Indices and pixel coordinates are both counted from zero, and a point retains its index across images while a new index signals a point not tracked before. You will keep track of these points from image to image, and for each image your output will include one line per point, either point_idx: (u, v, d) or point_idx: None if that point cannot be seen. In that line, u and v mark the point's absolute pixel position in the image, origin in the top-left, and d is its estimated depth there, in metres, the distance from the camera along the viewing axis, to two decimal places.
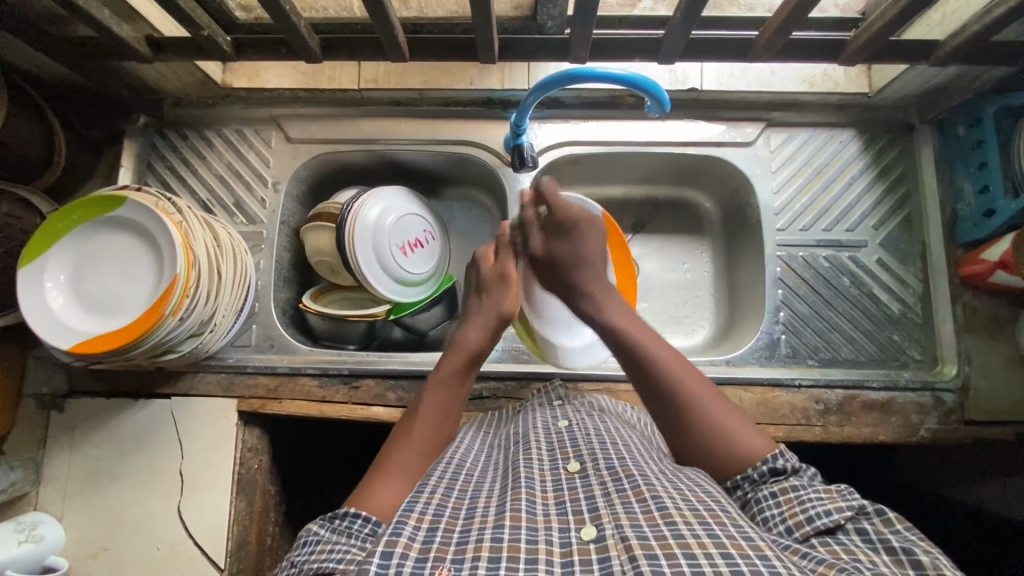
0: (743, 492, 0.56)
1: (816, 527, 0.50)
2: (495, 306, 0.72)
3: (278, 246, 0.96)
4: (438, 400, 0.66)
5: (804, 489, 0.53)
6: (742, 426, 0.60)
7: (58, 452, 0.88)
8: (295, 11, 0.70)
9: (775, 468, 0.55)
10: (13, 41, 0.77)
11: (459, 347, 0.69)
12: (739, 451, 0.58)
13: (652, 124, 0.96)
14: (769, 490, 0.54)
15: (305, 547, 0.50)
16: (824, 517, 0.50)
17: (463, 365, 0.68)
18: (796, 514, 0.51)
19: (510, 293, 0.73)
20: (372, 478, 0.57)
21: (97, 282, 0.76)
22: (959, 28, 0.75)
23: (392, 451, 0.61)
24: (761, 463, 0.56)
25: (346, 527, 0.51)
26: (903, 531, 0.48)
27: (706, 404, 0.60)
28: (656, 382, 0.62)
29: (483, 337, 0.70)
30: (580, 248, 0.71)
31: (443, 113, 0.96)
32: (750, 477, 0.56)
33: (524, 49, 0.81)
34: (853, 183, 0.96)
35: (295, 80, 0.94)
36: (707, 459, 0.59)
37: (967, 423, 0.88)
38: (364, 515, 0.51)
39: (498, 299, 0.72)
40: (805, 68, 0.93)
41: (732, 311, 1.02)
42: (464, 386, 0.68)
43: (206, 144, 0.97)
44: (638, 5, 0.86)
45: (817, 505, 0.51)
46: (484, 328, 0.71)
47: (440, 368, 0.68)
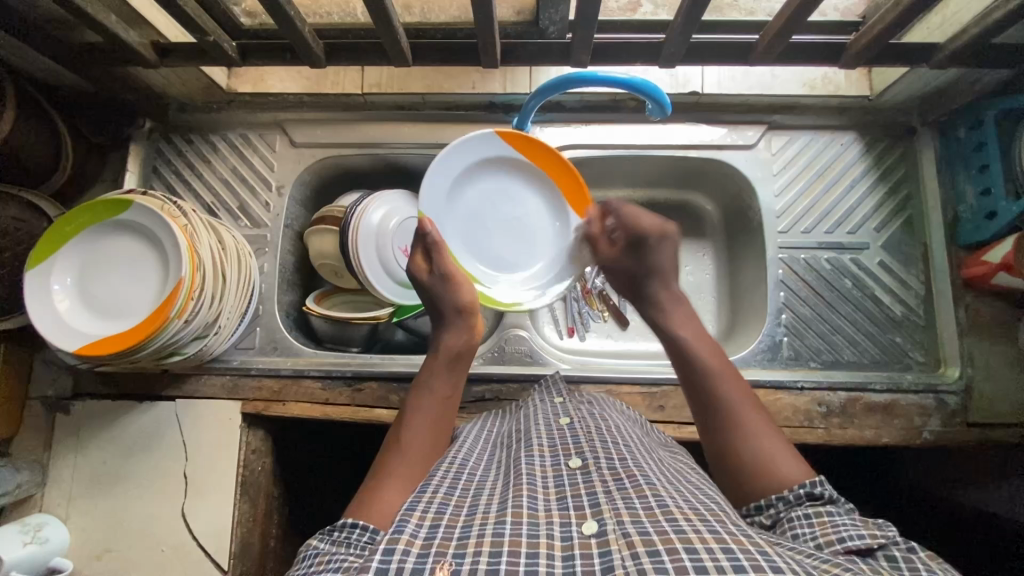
0: (776, 510, 0.56)
1: (847, 546, 0.49)
2: (451, 302, 0.73)
3: (282, 250, 0.96)
4: (430, 402, 0.68)
5: (839, 515, 0.52)
6: (780, 455, 0.60)
7: (64, 454, 0.89)
8: (300, 16, 0.71)
9: (813, 493, 0.55)
10: (21, 45, 0.78)
11: (441, 350, 0.72)
12: (772, 475, 0.58)
13: (654, 127, 0.96)
14: (803, 512, 0.54)
15: (304, 562, 0.50)
16: (857, 538, 0.49)
17: (444, 365, 0.71)
18: (829, 535, 0.51)
19: (458, 286, 0.74)
20: (370, 489, 0.58)
21: (100, 287, 0.77)
22: (960, 30, 0.76)
23: (390, 457, 0.62)
24: (797, 487, 0.56)
25: (345, 537, 0.51)
26: (934, 565, 0.45)
27: (742, 426, 0.62)
28: (708, 394, 0.65)
29: (459, 336, 0.73)
30: (659, 260, 0.74)
31: (445, 117, 0.97)
32: (784, 498, 0.56)
33: (525, 53, 0.82)
34: (854, 185, 0.96)
35: (300, 84, 0.96)
36: (742, 480, 0.60)
37: (971, 425, 0.87)
38: (362, 523, 0.52)
39: (450, 293, 0.73)
40: (805, 71, 0.94)
41: (734, 313, 1.03)
42: (449, 383, 0.70)
43: (211, 148, 0.98)
44: (639, 10, 0.87)
45: (851, 530, 0.50)
46: (457, 327, 0.73)
47: (424, 373, 0.71)
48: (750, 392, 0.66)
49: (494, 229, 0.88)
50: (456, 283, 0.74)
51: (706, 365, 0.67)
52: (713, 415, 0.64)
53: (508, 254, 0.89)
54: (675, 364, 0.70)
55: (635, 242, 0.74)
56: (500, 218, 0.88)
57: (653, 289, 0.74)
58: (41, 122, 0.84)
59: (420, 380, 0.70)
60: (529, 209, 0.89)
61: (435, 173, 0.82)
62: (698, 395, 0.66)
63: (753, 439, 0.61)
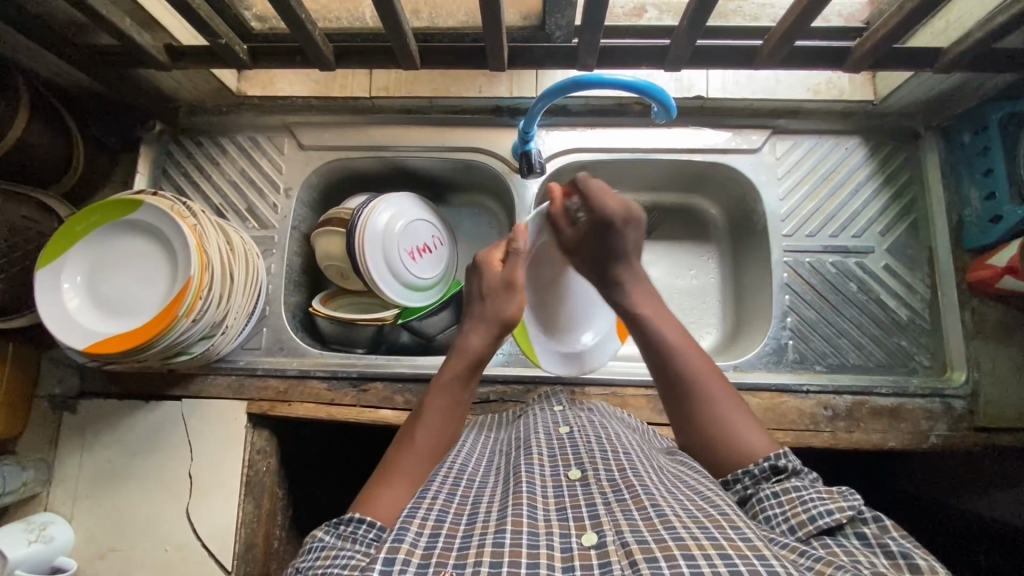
0: (743, 486, 0.57)
1: (819, 526, 0.50)
2: (496, 312, 0.74)
3: (289, 251, 0.97)
4: (445, 401, 0.68)
5: (805, 489, 0.52)
6: (749, 427, 0.61)
7: (69, 453, 0.89)
8: (310, 19, 0.72)
9: (777, 466, 0.56)
10: (35, 48, 0.80)
11: (464, 353, 0.72)
12: (741, 449, 0.59)
13: (659, 132, 0.97)
14: (771, 490, 0.54)
15: (310, 554, 0.50)
16: (826, 516, 0.50)
17: (466, 369, 0.71)
18: (800, 515, 0.51)
19: (511, 299, 0.74)
20: (378, 483, 0.59)
21: (111, 287, 0.77)
22: (963, 35, 0.76)
23: (401, 452, 0.63)
24: (763, 461, 0.57)
25: (351, 532, 0.52)
26: (901, 538, 0.47)
27: (715, 399, 0.63)
28: (672, 373, 0.65)
29: (486, 342, 0.73)
30: (620, 244, 0.75)
31: (452, 121, 0.98)
32: (751, 473, 0.57)
33: (532, 58, 0.83)
34: (859, 189, 0.96)
35: (308, 88, 0.96)
36: (710, 460, 0.61)
37: (977, 430, 0.87)
38: (369, 520, 0.52)
39: (502, 305, 0.74)
40: (810, 76, 0.94)
41: (740, 317, 1.03)
42: (465, 390, 0.70)
43: (220, 150, 0.99)
44: (644, 15, 0.85)
45: (819, 505, 0.50)
46: (487, 334, 0.73)
47: (445, 373, 0.70)
48: (711, 364, 0.66)
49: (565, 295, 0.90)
50: (512, 296, 0.75)
51: (671, 345, 0.67)
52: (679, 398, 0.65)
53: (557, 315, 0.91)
54: (640, 343, 0.70)
55: (599, 226, 0.74)
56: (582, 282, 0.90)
57: (615, 271, 0.75)
58: (54, 125, 0.85)
59: (440, 376, 0.70)
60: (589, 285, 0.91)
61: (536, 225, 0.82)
62: (663, 374, 0.66)
63: (719, 417, 0.62)
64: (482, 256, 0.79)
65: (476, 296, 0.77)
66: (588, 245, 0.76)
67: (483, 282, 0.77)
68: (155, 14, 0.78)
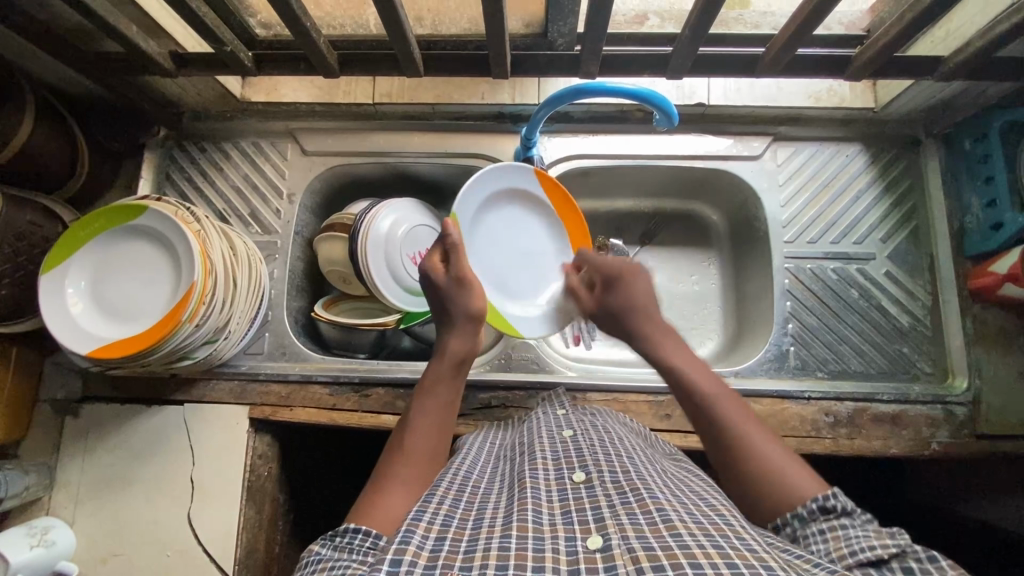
0: (792, 529, 0.54)
1: (859, 560, 0.48)
2: (463, 307, 0.74)
3: (291, 256, 0.97)
4: (432, 407, 0.68)
5: (852, 527, 0.51)
6: (797, 471, 0.58)
7: (71, 457, 0.89)
8: (315, 27, 0.73)
9: (825, 506, 0.53)
10: (41, 54, 0.80)
11: (445, 356, 0.72)
12: (791, 491, 0.56)
13: (661, 138, 0.97)
14: (818, 528, 0.53)
15: (308, 567, 0.50)
16: (868, 550, 0.48)
17: (448, 371, 0.71)
18: (842, 550, 0.50)
19: (474, 292, 0.75)
20: (372, 495, 0.57)
21: (108, 295, 0.77)
22: (964, 43, 0.76)
23: (394, 462, 0.62)
24: (809, 501, 0.54)
25: (347, 543, 0.51)
26: None
27: (757, 447, 0.60)
28: (713, 420, 0.64)
29: (463, 343, 0.73)
30: (633, 296, 0.76)
31: (455, 127, 0.98)
32: (799, 515, 0.54)
33: (535, 65, 0.83)
34: (860, 196, 0.97)
35: (311, 94, 0.97)
36: (769, 514, 0.57)
37: (978, 437, 0.87)
38: (365, 529, 0.51)
39: (470, 300, 0.74)
40: (810, 84, 0.95)
41: (740, 323, 1.03)
42: (451, 391, 0.70)
43: (223, 156, 1.00)
44: (646, 23, 0.85)
45: (861, 541, 0.49)
46: (464, 334, 0.73)
47: (429, 377, 0.70)
48: (751, 414, 0.64)
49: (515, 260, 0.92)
50: (474, 289, 0.75)
51: (708, 393, 0.65)
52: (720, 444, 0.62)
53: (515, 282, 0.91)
54: (676, 396, 0.68)
55: (607, 284, 0.79)
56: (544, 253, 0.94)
57: (635, 324, 0.74)
58: (59, 130, 0.86)
59: (425, 382, 0.70)
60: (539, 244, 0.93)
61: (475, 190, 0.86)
62: (704, 425, 0.64)
63: (764, 462, 0.59)
64: (424, 261, 0.78)
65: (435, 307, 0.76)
66: (604, 305, 0.78)
67: (434, 287, 0.76)
68: (161, 20, 0.78)
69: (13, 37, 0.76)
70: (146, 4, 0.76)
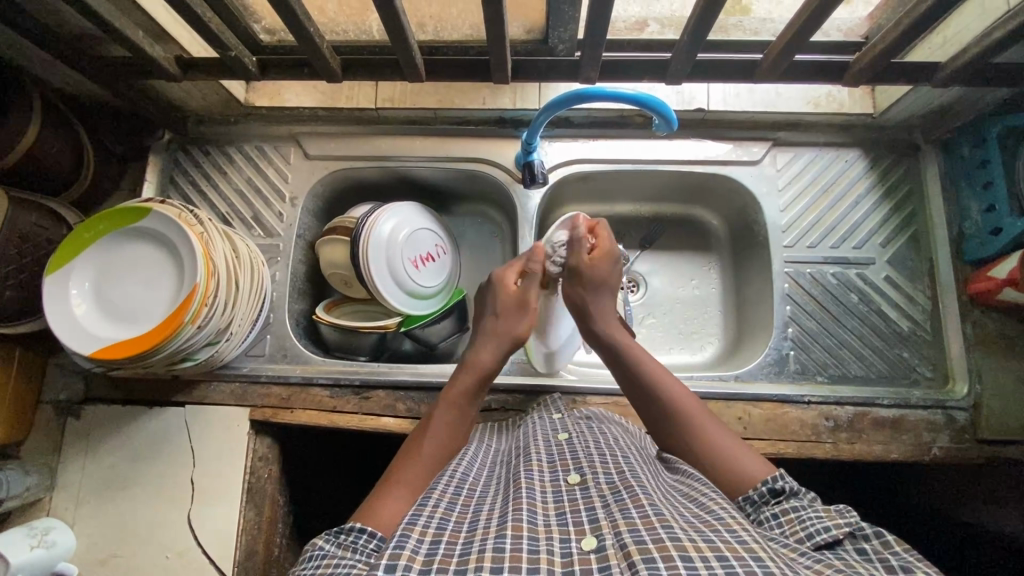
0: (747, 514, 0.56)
1: (816, 542, 0.49)
2: (510, 331, 0.76)
3: (294, 259, 0.98)
4: (451, 417, 0.68)
5: (804, 510, 0.52)
6: (746, 456, 0.61)
7: (72, 458, 0.90)
8: (318, 32, 0.74)
9: (774, 488, 0.55)
10: (50, 59, 0.81)
11: (471, 367, 0.73)
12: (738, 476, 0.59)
13: (660, 143, 0.98)
14: (771, 512, 0.53)
15: (310, 562, 0.50)
16: (823, 533, 0.49)
17: (475, 384, 0.72)
18: (797, 532, 0.50)
19: (523, 317, 0.77)
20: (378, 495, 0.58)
21: (112, 295, 0.78)
22: (960, 50, 0.77)
23: (405, 465, 0.62)
24: (761, 485, 0.56)
25: (352, 542, 0.51)
26: (901, 553, 0.46)
27: (710, 433, 0.64)
28: (664, 406, 0.67)
29: (493, 356, 0.74)
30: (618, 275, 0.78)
31: (456, 131, 0.99)
32: (751, 499, 0.56)
33: (536, 70, 0.84)
34: (860, 202, 0.97)
35: (316, 99, 0.98)
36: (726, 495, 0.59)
37: (980, 442, 0.86)
38: (370, 531, 0.52)
39: (514, 324, 0.76)
40: (810, 89, 0.95)
41: (740, 327, 1.03)
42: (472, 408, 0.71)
43: (227, 160, 1.01)
44: (646, 29, 0.86)
45: (817, 523, 0.50)
46: (495, 350, 0.74)
47: (455, 386, 0.71)
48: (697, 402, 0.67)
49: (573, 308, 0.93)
50: (526, 316, 0.77)
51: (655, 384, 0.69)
52: (669, 427, 0.66)
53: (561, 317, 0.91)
54: (628, 385, 0.72)
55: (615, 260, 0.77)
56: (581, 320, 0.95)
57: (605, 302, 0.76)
58: (65, 134, 0.87)
59: (450, 391, 0.71)
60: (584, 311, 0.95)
61: None
62: (659, 416, 0.67)
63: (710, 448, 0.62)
64: (498, 272, 0.80)
65: (490, 312, 0.78)
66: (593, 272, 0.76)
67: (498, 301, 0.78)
68: (167, 27, 0.79)
69: (22, 42, 0.77)
70: (153, 10, 0.77)
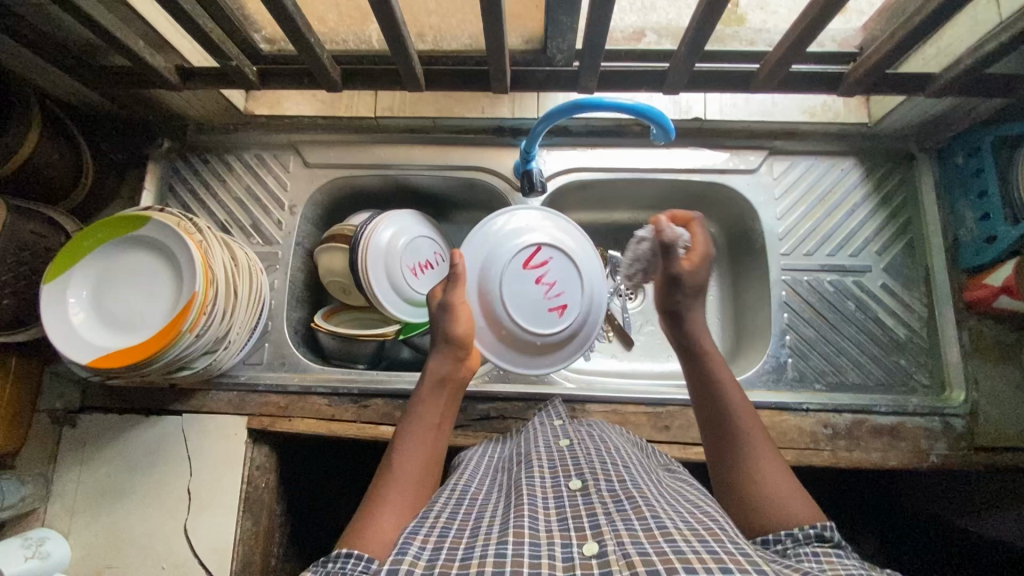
0: (784, 547, 0.54)
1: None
2: (443, 333, 0.74)
3: (292, 267, 0.98)
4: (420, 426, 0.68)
5: (847, 558, 0.49)
6: (796, 499, 0.58)
7: (68, 467, 0.89)
8: (319, 43, 0.74)
9: (822, 535, 0.53)
10: (50, 68, 0.82)
11: (427, 375, 0.73)
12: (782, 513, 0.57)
13: (658, 152, 0.98)
14: (811, 550, 0.51)
15: None
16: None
17: (432, 391, 0.71)
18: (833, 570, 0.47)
19: (454, 317, 0.75)
20: (364, 517, 0.57)
21: (106, 310, 0.78)
22: (953, 61, 0.78)
23: (383, 483, 0.61)
24: (808, 526, 0.54)
25: (339, 568, 0.50)
26: None
27: (765, 469, 0.61)
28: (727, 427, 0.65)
29: (445, 362, 0.73)
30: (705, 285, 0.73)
31: (455, 140, 1.00)
32: (793, 535, 0.54)
33: (535, 80, 0.85)
34: (855, 210, 0.98)
35: (315, 107, 0.98)
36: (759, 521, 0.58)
37: (978, 450, 0.87)
38: (356, 553, 0.50)
39: (449, 323, 0.74)
40: (806, 99, 0.96)
41: (738, 335, 1.04)
42: (438, 409, 0.70)
43: (225, 167, 1.01)
44: (643, 40, 0.86)
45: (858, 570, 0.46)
46: (444, 354, 0.74)
47: (417, 397, 0.71)
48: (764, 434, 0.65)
49: (536, 301, 0.82)
50: (457, 314, 0.75)
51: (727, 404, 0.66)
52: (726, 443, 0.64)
53: (543, 312, 0.82)
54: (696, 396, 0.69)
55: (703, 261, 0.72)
56: (539, 302, 0.82)
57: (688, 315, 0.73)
58: (65, 143, 0.87)
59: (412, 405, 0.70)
60: (531, 290, 0.82)
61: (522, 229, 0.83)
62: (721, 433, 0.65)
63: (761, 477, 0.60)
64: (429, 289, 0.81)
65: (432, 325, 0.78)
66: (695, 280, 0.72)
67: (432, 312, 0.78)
68: (168, 36, 0.80)
69: (23, 52, 0.78)
70: (154, 20, 0.77)
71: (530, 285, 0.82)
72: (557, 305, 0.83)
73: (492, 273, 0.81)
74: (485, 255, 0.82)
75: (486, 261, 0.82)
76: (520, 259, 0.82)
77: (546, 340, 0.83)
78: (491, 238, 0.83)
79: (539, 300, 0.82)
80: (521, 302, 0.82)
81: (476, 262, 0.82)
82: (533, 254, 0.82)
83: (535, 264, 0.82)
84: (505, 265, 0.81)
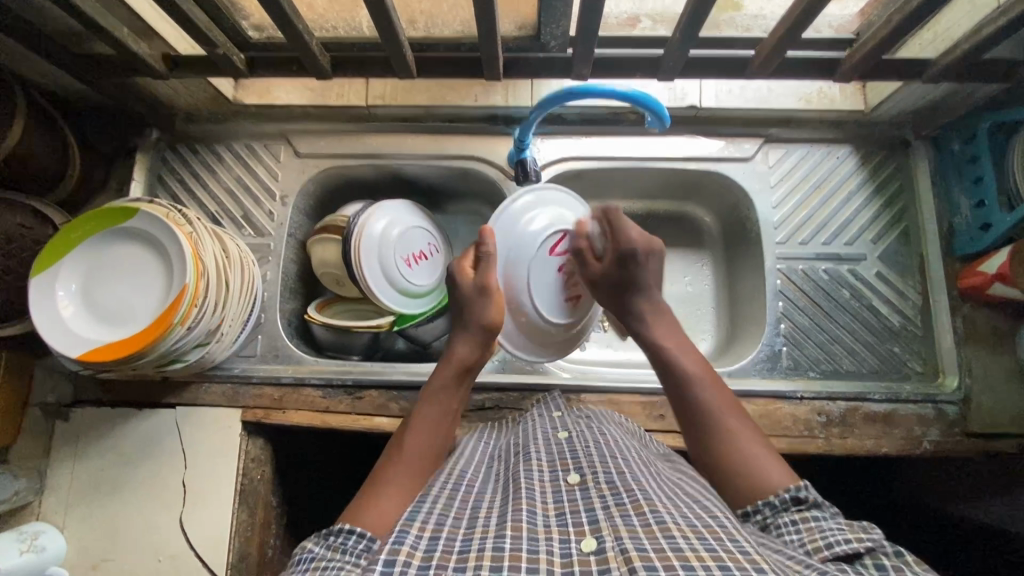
0: (763, 516, 0.56)
1: (834, 552, 0.49)
2: (477, 319, 0.73)
3: (285, 257, 0.97)
4: (434, 413, 0.68)
5: (826, 521, 0.52)
6: (767, 466, 0.59)
7: (61, 461, 0.89)
8: (308, 30, 0.73)
9: (797, 497, 0.55)
10: (34, 58, 0.80)
11: (451, 360, 0.72)
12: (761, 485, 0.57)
13: (653, 140, 0.98)
14: (790, 518, 0.54)
15: (298, 565, 0.49)
16: (843, 543, 0.49)
17: (452, 376, 0.71)
18: (816, 540, 0.51)
19: (492, 304, 0.74)
20: (368, 496, 0.58)
21: (97, 300, 0.77)
22: (951, 47, 0.77)
23: (391, 464, 0.62)
24: (783, 492, 0.56)
25: (340, 543, 0.50)
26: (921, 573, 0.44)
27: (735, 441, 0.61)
28: (693, 404, 0.65)
29: (474, 351, 0.73)
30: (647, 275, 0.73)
31: (447, 129, 0.98)
32: (771, 504, 0.56)
33: (527, 67, 0.84)
34: (851, 198, 0.97)
35: (305, 97, 0.97)
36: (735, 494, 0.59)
37: (970, 436, 0.87)
38: (359, 530, 0.51)
39: (486, 310, 0.73)
40: (801, 86, 0.95)
41: (733, 324, 1.04)
42: (457, 398, 0.71)
43: (215, 158, 1.00)
44: (638, 25, 0.85)
45: (837, 534, 0.50)
46: (474, 341, 0.73)
47: (435, 382, 0.71)
48: (733, 399, 0.66)
49: (556, 289, 0.80)
50: (493, 300, 0.74)
51: (695, 374, 0.66)
52: (695, 419, 0.64)
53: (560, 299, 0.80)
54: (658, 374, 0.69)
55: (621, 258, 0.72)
56: (557, 290, 0.80)
57: (636, 302, 0.72)
58: (51, 134, 0.86)
59: (431, 388, 0.71)
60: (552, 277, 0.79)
61: (540, 214, 0.80)
62: (688, 412, 0.65)
63: (739, 451, 0.60)
64: (454, 263, 0.78)
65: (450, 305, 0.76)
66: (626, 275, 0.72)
67: (457, 293, 0.76)
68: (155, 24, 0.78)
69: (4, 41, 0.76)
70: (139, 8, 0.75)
71: (552, 275, 0.79)
72: (574, 296, 0.81)
73: (520, 257, 0.78)
74: (513, 238, 0.79)
75: (514, 243, 0.79)
76: (547, 243, 0.79)
77: (562, 331, 0.82)
78: (514, 223, 0.79)
79: (558, 289, 0.80)
80: (544, 291, 0.79)
81: (501, 244, 0.79)
82: (554, 241, 0.79)
83: (560, 251, 0.79)
84: (532, 251, 0.78)
